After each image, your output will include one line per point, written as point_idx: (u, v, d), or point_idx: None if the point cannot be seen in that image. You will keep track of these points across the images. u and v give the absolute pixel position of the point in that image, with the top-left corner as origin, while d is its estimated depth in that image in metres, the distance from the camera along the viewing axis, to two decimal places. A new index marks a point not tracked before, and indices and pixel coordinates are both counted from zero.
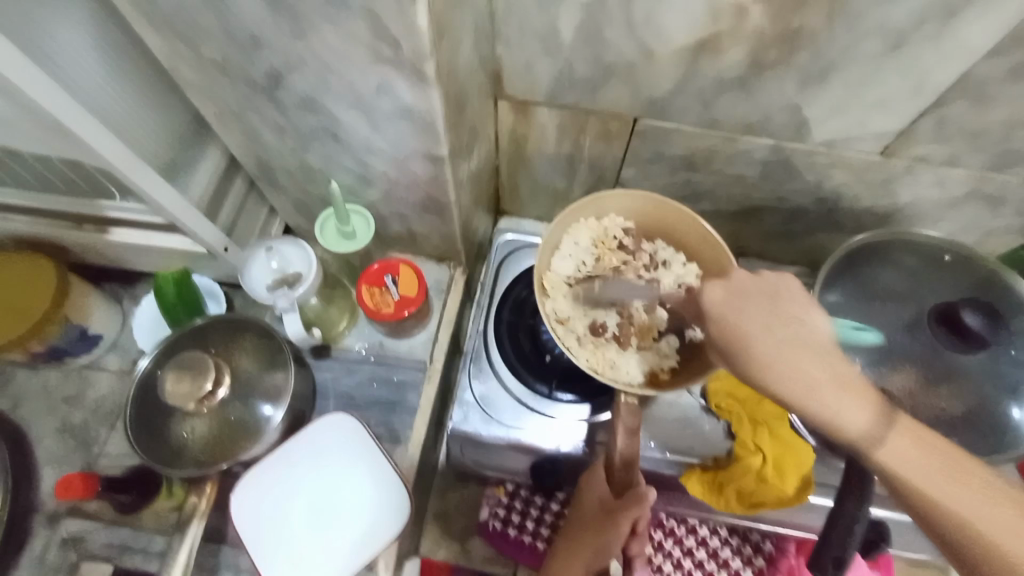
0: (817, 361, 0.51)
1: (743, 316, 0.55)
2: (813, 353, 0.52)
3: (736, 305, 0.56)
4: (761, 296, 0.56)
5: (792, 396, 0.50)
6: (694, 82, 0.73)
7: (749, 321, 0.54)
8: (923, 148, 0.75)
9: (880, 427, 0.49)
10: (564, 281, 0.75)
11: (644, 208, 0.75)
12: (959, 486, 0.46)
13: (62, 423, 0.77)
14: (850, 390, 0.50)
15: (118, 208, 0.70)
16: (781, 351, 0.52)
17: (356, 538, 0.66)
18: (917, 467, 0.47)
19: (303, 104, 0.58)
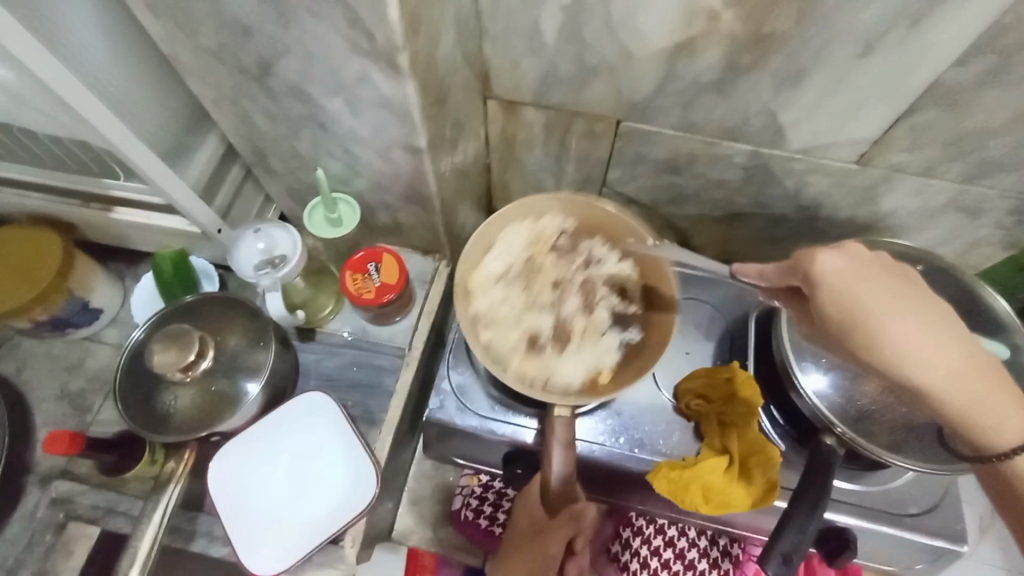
0: (921, 322, 0.55)
1: (867, 291, 0.55)
2: (941, 328, 0.56)
3: (859, 274, 0.56)
4: (870, 267, 0.57)
5: (891, 355, 0.54)
6: (673, 84, 0.75)
7: (875, 292, 0.55)
8: (899, 156, 0.76)
9: (946, 378, 0.55)
10: (494, 280, 0.77)
11: (576, 207, 0.78)
12: (1004, 412, 0.55)
13: (61, 389, 0.82)
14: (973, 365, 0.55)
15: (122, 187, 0.74)
16: (902, 323, 0.55)
17: (327, 511, 0.69)
18: (1019, 434, 0.55)
19: (292, 92, 0.62)
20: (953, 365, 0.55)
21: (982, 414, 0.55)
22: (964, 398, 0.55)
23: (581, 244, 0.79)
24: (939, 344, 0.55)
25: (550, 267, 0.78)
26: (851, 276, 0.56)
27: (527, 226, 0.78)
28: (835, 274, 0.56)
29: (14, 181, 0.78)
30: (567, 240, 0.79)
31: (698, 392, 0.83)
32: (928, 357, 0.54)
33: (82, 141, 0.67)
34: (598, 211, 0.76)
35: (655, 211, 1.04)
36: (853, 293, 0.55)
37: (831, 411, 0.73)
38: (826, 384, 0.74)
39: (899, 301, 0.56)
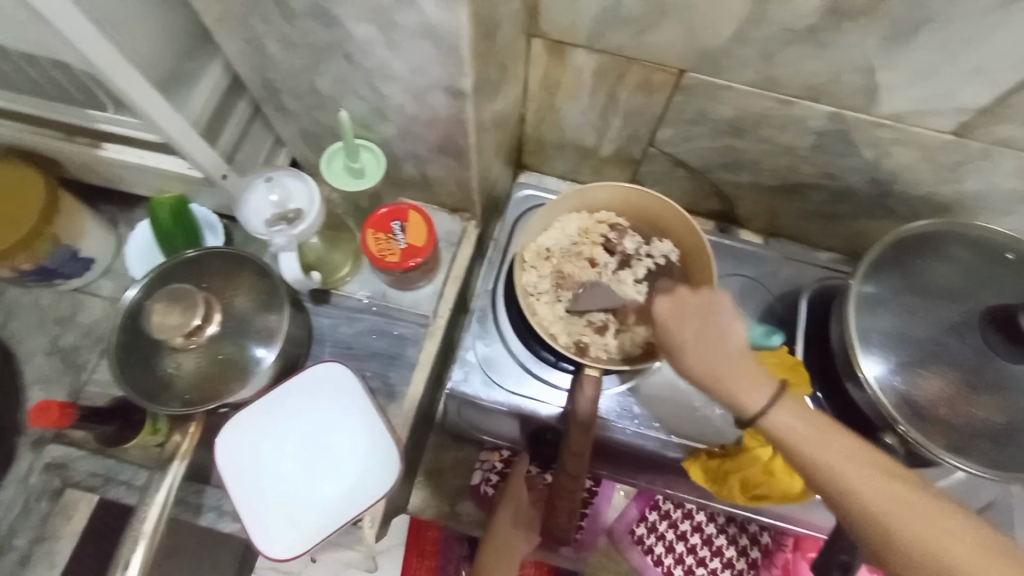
0: (763, 397, 0.53)
1: (683, 332, 0.56)
2: (749, 362, 0.54)
3: (682, 319, 0.57)
4: (705, 315, 0.56)
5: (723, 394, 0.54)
6: (758, 31, 0.64)
7: (717, 349, 0.54)
8: (1008, 130, 0.66)
9: (779, 418, 0.52)
10: (545, 262, 0.77)
11: (629, 200, 0.78)
12: (906, 505, 0.47)
13: (52, 344, 0.74)
14: (752, 377, 0.53)
15: (110, 120, 0.64)
16: (711, 364, 0.54)
17: (346, 493, 0.64)
18: (895, 502, 0.47)
19: (313, 14, 0.51)
20: (836, 458, 0.49)
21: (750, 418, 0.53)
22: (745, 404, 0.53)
23: (629, 234, 0.79)
24: (745, 390, 0.53)
25: (602, 255, 0.78)
26: (665, 317, 0.57)
27: (582, 217, 0.79)
28: (660, 317, 0.58)
29: None
30: (618, 232, 0.79)
31: None
32: (715, 376, 0.54)
33: (60, 62, 0.56)
34: (657, 201, 0.76)
35: (704, 176, 0.94)
36: (695, 350, 0.55)
37: (891, 404, 0.66)
38: (887, 374, 0.67)
39: (697, 335, 0.56)
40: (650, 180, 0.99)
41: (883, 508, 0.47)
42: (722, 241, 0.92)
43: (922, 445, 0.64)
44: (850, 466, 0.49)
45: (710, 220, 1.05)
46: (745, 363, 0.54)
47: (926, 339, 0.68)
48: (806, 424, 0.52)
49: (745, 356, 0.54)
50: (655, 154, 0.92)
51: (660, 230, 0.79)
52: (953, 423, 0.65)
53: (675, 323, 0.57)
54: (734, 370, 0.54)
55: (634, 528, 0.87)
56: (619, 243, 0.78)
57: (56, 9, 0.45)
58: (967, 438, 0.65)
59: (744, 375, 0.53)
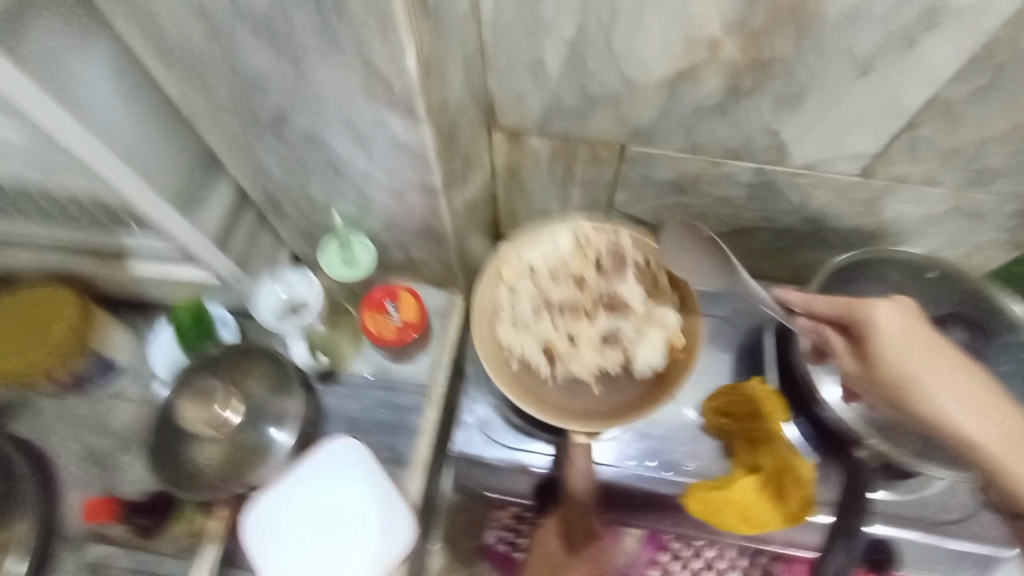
0: (949, 377, 0.62)
1: (910, 340, 0.64)
2: (957, 358, 0.63)
3: (907, 323, 0.65)
4: (927, 324, 0.65)
5: (912, 387, 0.62)
6: (676, 110, 0.77)
7: (927, 350, 0.63)
8: (900, 167, 0.78)
9: (994, 426, 0.60)
10: (529, 270, 0.83)
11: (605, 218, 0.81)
12: (1004, 444, 0.59)
13: (84, 448, 0.80)
14: (976, 390, 0.62)
15: (137, 240, 0.74)
16: (928, 358, 0.63)
17: (361, 557, 0.68)
18: (1004, 453, 0.58)
19: (307, 142, 0.62)
20: (991, 431, 0.60)
21: (968, 420, 0.61)
22: (930, 390, 0.62)
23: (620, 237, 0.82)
24: (954, 382, 0.62)
25: (590, 266, 0.83)
26: (884, 319, 0.64)
27: (570, 246, 0.83)
28: (880, 318, 0.64)
29: (23, 241, 0.78)
30: (613, 254, 0.82)
31: (726, 411, 0.85)
32: (954, 386, 0.62)
33: (100, 199, 0.67)
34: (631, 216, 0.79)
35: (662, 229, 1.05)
36: (889, 339, 0.64)
37: (851, 420, 0.76)
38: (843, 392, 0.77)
39: (910, 335, 0.64)
40: None
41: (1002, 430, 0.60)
42: None
43: (887, 453, 0.71)
44: (983, 412, 0.61)
45: None
46: (959, 360, 0.63)
47: None
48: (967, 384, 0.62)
49: (962, 360, 0.64)
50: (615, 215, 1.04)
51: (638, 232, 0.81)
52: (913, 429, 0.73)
53: (902, 329, 0.65)
54: (961, 374, 0.63)
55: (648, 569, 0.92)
56: (610, 264, 0.83)
57: (97, 158, 0.56)
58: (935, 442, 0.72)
59: (931, 355, 0.63)
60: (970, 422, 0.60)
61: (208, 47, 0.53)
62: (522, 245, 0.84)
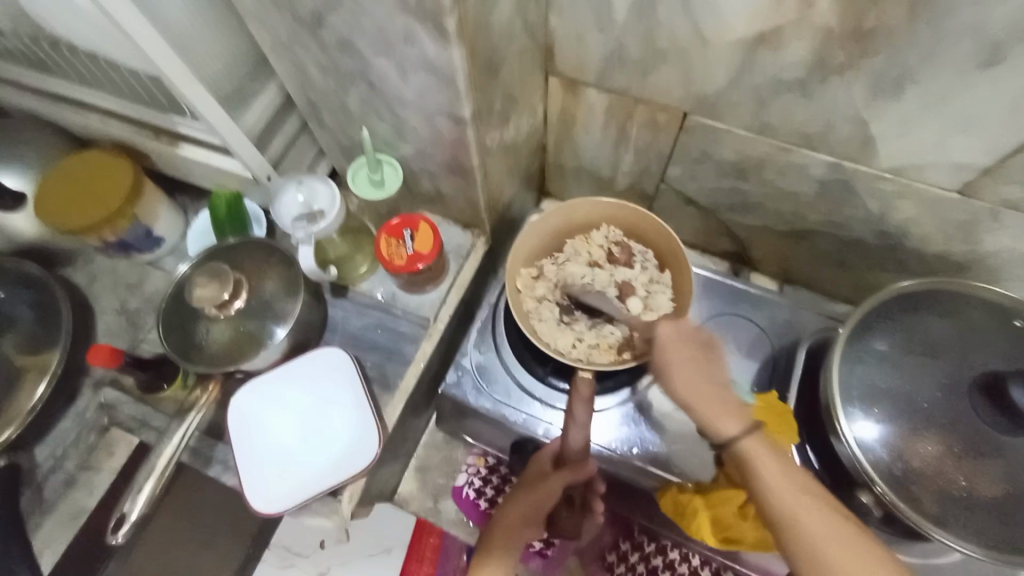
0: (726, 419, 0.65)
1: (676, 365, 0.69)
2: (721, 391, 0.68)
3: (681, 342, 0.71)
4: (700, 347, 0.71)
5: (702, 419, 0.67)
6: (750, 79, 0.68)
7: (709, 385, 0.68)
8: (1014, 190, 0.65)
9: (739, 432, 0.64)
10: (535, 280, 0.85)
11: (613, 217, 0.85)
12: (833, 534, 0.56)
13: (121, 305, 0.89)
14: (733, 412, 0.66)
15: (186, 125, 0.78)
16: (704, 403, 0.67)
17: (328, 463, 0.72)
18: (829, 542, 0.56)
19: (342, 48, 0.61)
20: (780, 482, 0.60)
21: (716, 429, 0.66)
22: (718, 423, 0.65)
23: (630, 246, 0.86)
24: (726, 421, 0.65)
25: (600, 255, 0.86)
26: (665, 341, 0.71)
27: (577, 241, 0.87)
28: (659, 339, 0.72)
29: (95, 107, 0.84)
30: (621, 247, 0.86)
31: None
32: (701, 399, 0.67)
33: (154, 76, 0.70)
34: (634, 212, 0.83)
35: (715, 215, 0.96)
36: (675, 364, 0.69)
37: (874, 466, 0.65)
38: (870, 430, 0.67)
39: (722, 403, 0.66)
40: (663, 215, 1.03)
41: (792, 498, 0.59)
42: (726, 281, 0.94)
43: (897, 509, 0.63)
44: (786, 485, 0.60)
45: (724, 260, 1.07)
46: (713, 389, 0.67)
47: (920, 400, 0.67)
48: (772, 459, 0.62)
49: (717, 386, 0.68)
50: (666, 190, 0.96)
51: (641, 236, 0.85)
52: (934, 489, 0.64)
53: (677, 351, 0.70)
54: (712, 397, 0.67)
55: (606, 554, 0.89)
56: (620, 253, 0.85)
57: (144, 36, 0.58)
58: (956, 508, 0.63)
59: (711, 403, 0.66)
60: (757, 467, 0.62)
61: None
62: (529, 256, 0.85)
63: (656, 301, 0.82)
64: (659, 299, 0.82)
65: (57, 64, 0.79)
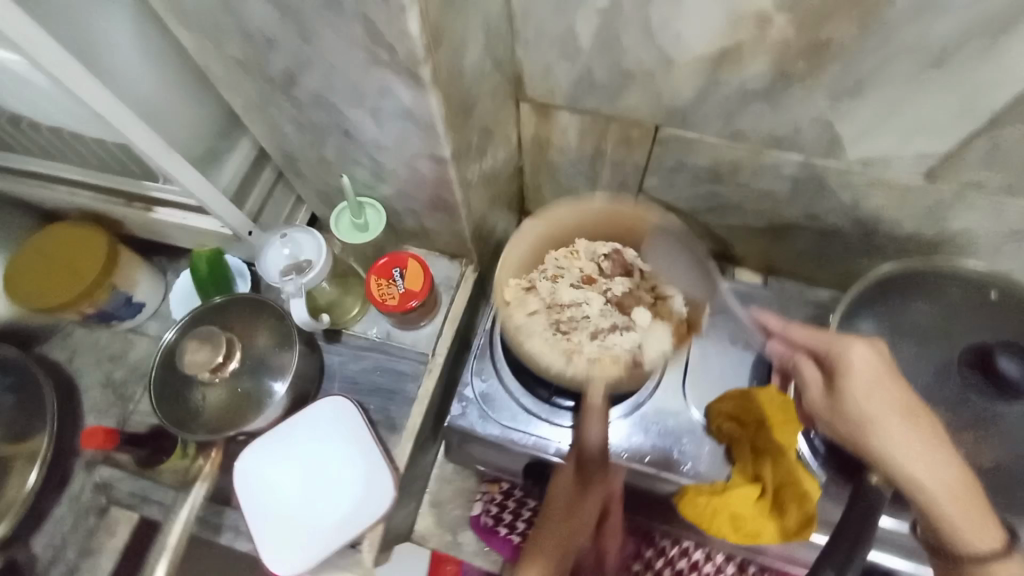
0: (927, 453, 0.61)
1: (876, 398, 0.64)
2: (918, 427, 0.62)
3: (880, 371, 0.65)
4: (898, 374, 0.65)
5: (897, 460, 0.61)
6: (716, 92, 0.70)
7: (900, 423, 0.63)
8: (975, 173, 0.68)
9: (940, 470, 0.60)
10: (526, 301, 0.83)
11: (597, 227, 0.86)
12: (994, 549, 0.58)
13: (106, 377, 0.86)
14: (933, 447, 0.61)
15: (160, 189, 0.76)
16: (900, 439, 0.62)
17: (343, 517, 0.70)
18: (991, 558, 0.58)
19: (316, 103, 0.61)
20: (958, 503, 0.59)
21: (906, 472, 0.61)
22: (911, 465, 0.61)
23: (623, 253, 0.85)
24: (926, 457, 0.61)
25: (590, 268, 0.85)
26: (862, 373, 0.64)
27: (562, 254, 0.86)
28: (859, 372, 0.64)
29: (62, 180, 0.82)
30: (611, 259, 0.86)
31: (731, 416, 0.79)
32: (911, 440, 0.62)
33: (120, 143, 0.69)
34: (623, 216, 0.83)
35: (694, 218, 0.98)
36: (869, 398, 0.64)
37: None
38: None
39: (920, 437, 0.62)
40: None
41: (956, 517, 0.59)
42: (713, 282, 0.96)
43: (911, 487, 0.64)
44: (966, 508, 0.59)
45: (707, 259, 1.09)
46: (922, 418, 0.63)
47: (909, 380, 0.69)
48: (966, 492, 0.60)
49: (922, 414, 0.63)
50: (645, 199, 0.98)
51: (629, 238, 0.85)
52: None
53: (875, 383, 0.64)
54: (910, 429, 0.62)
55: (630, 563, 0.89)
56: (611, 265, 0.85)
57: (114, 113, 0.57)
58: None
59: (914, 432, 0.62)
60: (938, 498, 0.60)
61: (215, 5, 0.52)
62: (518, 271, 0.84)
63: (661, 306, 0.82)
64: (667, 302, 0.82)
65: (20, 142, 0.77)
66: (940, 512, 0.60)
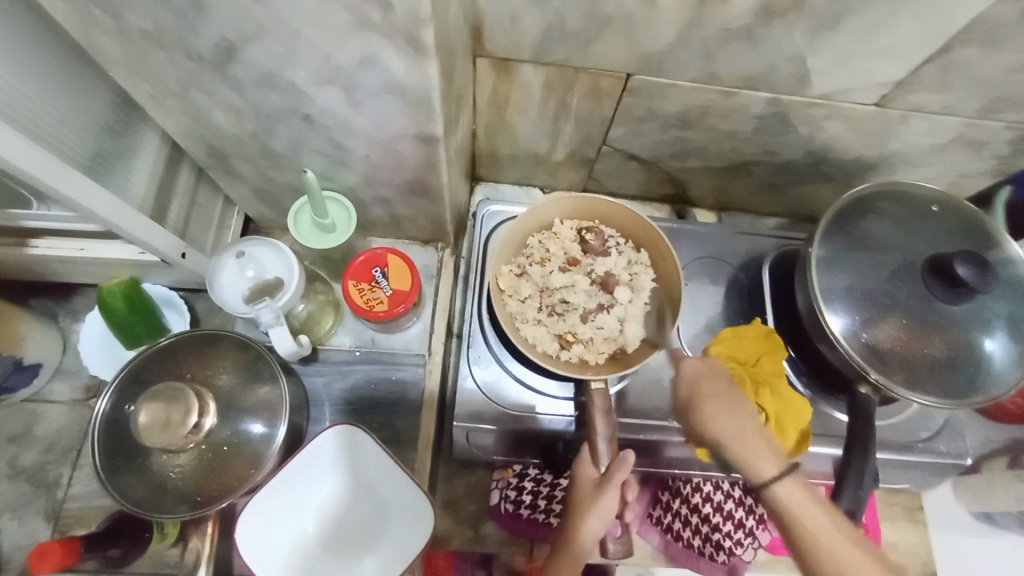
0: (755, 451, 0.62)
1: (702, 394, 0.67)
2: (753, 429, 0.63)
3: (709, 376, 0.69)
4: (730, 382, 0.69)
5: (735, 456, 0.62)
6: (697, 32, 0.67)
7: (731, 423, 0.64)
8: (919, 96, 0.74)
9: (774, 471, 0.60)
10: (514, 289, 0.80)
11: (575, 207, 0.83)
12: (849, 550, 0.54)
13: (11, 466, 0.72)
14: (767, 448, 0.62)
15: (35, 216, 0.61)
16: (729, 435, 0.63)
17: (380, 557, 0.63)
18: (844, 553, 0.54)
19: (266, 82, 0.48)
20: (796, 507, 0.58)
21: (748, 469, 0.61)
22: (753, 466, 0.61)
23: (604, 233, 0.83)
24: (759, 458, 0.61)
25: (573, 247, 0.82)
26: (688, 379, 0.70)
27: (543, 236, 0.83)
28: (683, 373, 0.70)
29: None
30: (593, 233, 0.82)
31: (732, 355, 0.83)
32: (736, 440, 0.63)
33: None
34: (598, 200, 0.81)
35: (656, 165, 0.98)
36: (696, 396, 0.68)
37: (859, 355, 0.73)
38: (850, 325, 0.75)
39: (751, 437, 0.62)
40: (606, 175, 1.02)
41: (802, 517, 0.57)
42: (683, 226, 0.97)
43: (888, 387, 0.72)
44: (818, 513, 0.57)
45: (665, 204, 1.11)
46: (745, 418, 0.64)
47: (881, 294, 0.75)
48: (807, 497, 0.58)
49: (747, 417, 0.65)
50: (609, 152, 0.95)
51: (607, 220, 0.83)
52: (908, 362, 0.73)
53: (705, 384, 0.69)
54: (742, 426, 0.64)
55: (650, 511, 0.91)
56: (594, 240, 0.82)
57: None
58: (934, 373, 0.73)
59: (735, 430, 0.63)
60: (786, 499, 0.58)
61: None
62: (506, 256, 0.81)
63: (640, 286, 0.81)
64: (645, 280, 0.81)
65: None
66: (783, 508, 0.58)
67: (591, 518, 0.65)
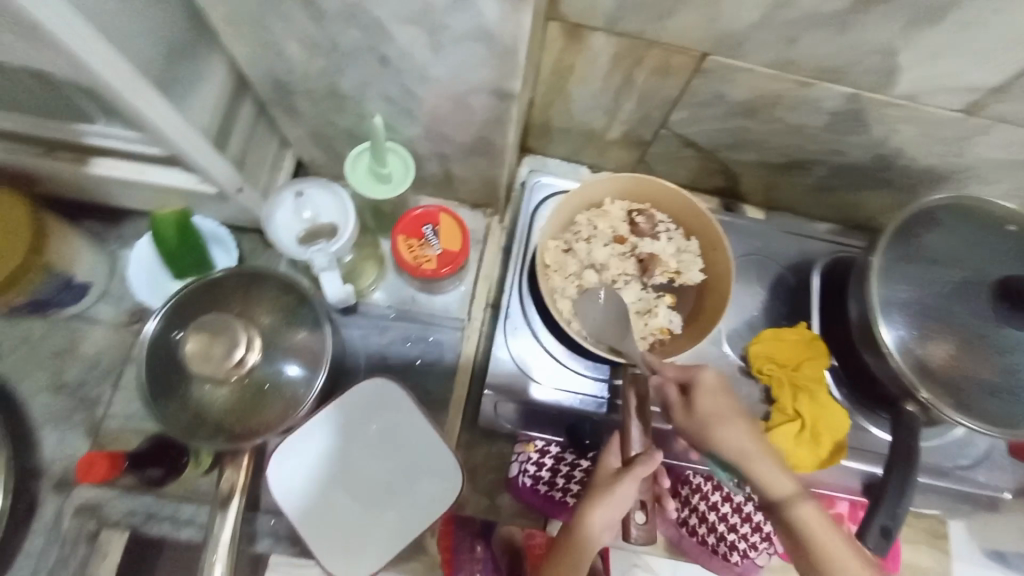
0: (770, 469, 0.64)
1: (718, 413, 0.66)
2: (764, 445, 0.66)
3: (720, 391, 0.68)
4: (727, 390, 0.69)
5: (756, 474, 0.64)
6: (784, 14, 0.63)
7: (746, 442, 0.65)
8: (1010, 106, 0.70)
9: (793, 493, 0.64)
10: (558, 265, 0.78)
11: (628, 187, 0.80)
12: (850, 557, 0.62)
13: (55, 380, 0.81)
14: (775, 463, 0.65)
15: (102, 135, 0.64)
16: (748, 454, 0.65)
17: (405, 513, 0.65)
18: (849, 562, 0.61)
19: (347, 15, 0.46)
20: (812, 523, 0.63)
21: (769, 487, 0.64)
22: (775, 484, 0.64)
23: (654, 217, 0.80)
24: (774, 478, 0.64)
25: (622, 229, 0.80)
26: (700, 397, 0.67)
27: (592, 214, 0.80)
28: (700, 383, 0.68)
29: None
30: (644, 216, 0.80)
31: (771, 355, 0.82)
32: (750, 457, 0.64)
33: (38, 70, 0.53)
34: (655, 181, 0.79)
35: (712, 155, 0.95)
36: (710, 409, 0.67)
37: (908, 368, 0.71)
38: (901, 338, 0.72)
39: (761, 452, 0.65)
40: (658, 160, 1.00)
41: (822, 535, 0.62)
42: (734, 219, 0.94)
43: (937, 407, 0.70)
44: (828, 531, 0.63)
45: (714, 196, 1.08)
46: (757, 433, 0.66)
47: (936, 309, 0.73)
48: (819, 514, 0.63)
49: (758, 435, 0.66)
50: (666, 135, 0.92)
51: (659, 204, 0.81)
52: (962, 383, 0.70)
53: (716, 399, 0.68)
54: (755, 446, 0.65)
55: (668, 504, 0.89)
56: (644, 223, 0.80)
57: (70, 29, 0.44)
58: (986, 397, 0.70)
59: (755, 448, 0.65)
60: (801, 519, 0.63)
61: None
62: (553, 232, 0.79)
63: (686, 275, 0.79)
64: (692, 270, 0.78)
65: None
66: (803, 525, 0.63)
67: (603, 507, 0.63)
